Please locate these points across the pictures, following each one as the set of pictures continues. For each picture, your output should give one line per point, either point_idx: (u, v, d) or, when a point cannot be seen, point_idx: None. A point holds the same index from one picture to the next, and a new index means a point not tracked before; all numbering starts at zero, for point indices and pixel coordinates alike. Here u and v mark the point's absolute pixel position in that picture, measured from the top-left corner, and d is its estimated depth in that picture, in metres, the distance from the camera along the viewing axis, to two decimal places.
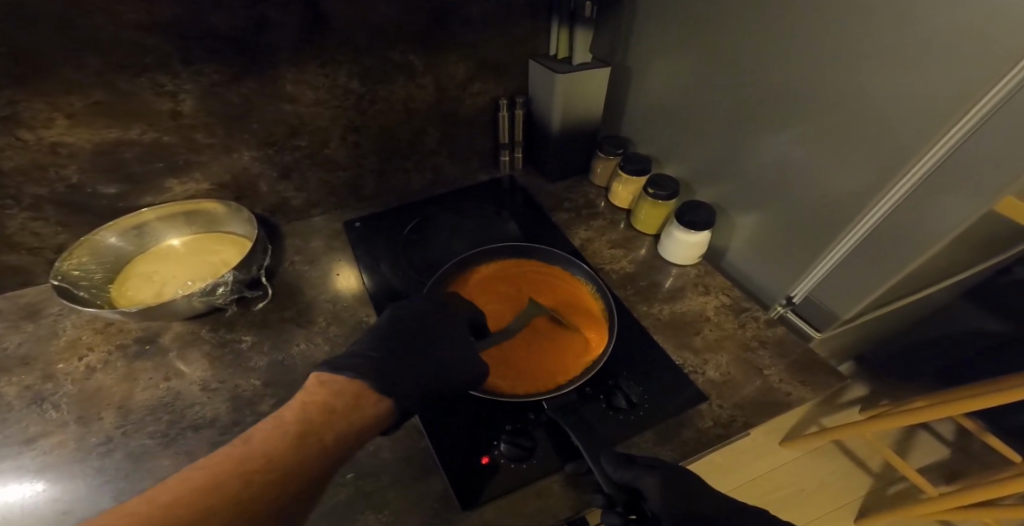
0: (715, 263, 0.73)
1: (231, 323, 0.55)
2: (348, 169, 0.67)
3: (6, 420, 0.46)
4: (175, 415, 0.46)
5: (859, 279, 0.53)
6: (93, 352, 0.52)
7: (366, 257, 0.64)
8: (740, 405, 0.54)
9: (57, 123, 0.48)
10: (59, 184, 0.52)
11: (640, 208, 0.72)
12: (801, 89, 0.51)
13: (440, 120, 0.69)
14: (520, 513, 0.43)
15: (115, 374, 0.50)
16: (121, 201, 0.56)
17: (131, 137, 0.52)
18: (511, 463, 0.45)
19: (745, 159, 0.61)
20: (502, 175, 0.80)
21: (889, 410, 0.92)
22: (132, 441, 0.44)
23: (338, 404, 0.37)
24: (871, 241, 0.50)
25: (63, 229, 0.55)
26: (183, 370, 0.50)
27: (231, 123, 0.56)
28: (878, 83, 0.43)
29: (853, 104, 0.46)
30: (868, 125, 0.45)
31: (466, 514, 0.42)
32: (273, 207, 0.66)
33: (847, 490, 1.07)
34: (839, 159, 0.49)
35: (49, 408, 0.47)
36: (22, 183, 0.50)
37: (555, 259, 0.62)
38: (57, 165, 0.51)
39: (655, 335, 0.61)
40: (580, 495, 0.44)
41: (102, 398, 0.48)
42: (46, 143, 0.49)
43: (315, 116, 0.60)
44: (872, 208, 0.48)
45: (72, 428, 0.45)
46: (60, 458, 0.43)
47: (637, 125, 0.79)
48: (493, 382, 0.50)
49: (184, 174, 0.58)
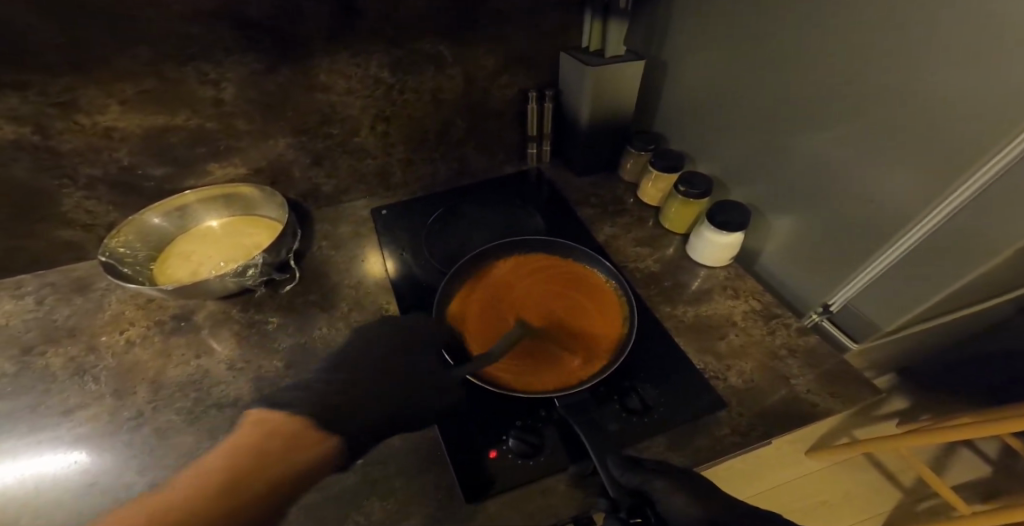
0: (748, 268, 0.72)
1: (259, 304, 0.57)
2: (377, 158, 0.68)
3: (51, 389, 0.49)
4: (202, 392, 0.49)
5: (903, 290, 0.50)
6: (133, 327, 0.55)
7: (392, 245, 0.65)
8: (762, 413, 0.52)
9: (110, 109, 0.51)
10: (111, 166, 0.55)
11: (670, 206, 0.71)
12: (847, 88, 0.48)
13: (468, 111, 0.69)
14: (523, 509, 0.43)
15: (151, 349, 0.53)
16: (166, 184, 0.59)
17: (176, 123, 0.55)
18: (519, 458, 0.46)
19: (785, 158, 0.59)
20: (529, 167, 0.80)
21: (925, 428, 0.88)
22: (160, 416, 0.47)
23: (271, 447, 0.39)
24: (919, 251, 0.47)
25: (114, 208, 0.59)
26: (214, 348, 0.53)
27: (269, 111, 0.58)
28: (930, 84, 0.41)
29: (907, 107, 0.43)
30: (919, 129, 0.43)
31: (471, 505, 0.43)
32: (305, 193, 0.68)
33: (872, 507, 1.03)
34: (888, 164, 0.47)
35: (89, 380, 0.50)
36: (77, 163, 0.53)
37: (578, 254, 0.62)
38: (109, 149, 0.54)
39: (676, 337, 0.60)
40: (585, 496, 0.44)
41: (138, 372, 0.51)
42: (100, 127, 0.52)
43: (348, 105, 0.61)
44: (922, 218, 0.45)
45: (108, 400, 0.48)
46: (94, 431, 0.46)
47: (671, 120, 0.77)
48: (499, 374, 0.50)
49: (224, 159, 0.60)
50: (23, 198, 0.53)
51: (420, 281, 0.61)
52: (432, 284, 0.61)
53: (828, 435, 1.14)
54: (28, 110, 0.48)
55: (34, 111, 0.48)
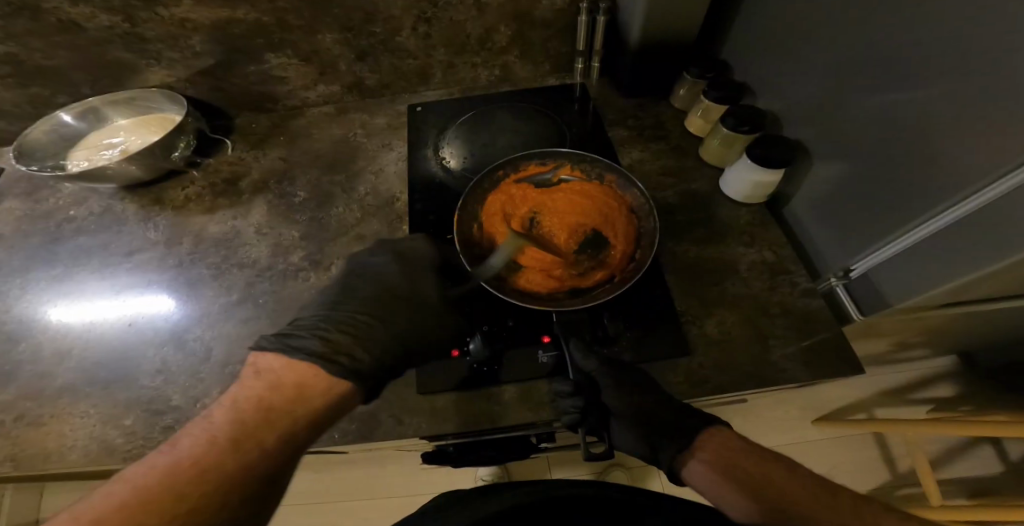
0: (781, 220, 0.68)
1: (293, 179, 0.70)
2: (417, 58, 0.74)
3: (124, 230, 0.66)
4: (230, 251, 0.64)
5: (926, 269, 0.47)
6: (193, 185, 0.70)
7: (436, 138, 0.74)
8: (721, 367, 0.55)
9: (183, 2, 0.60)
10: (186, 51, 0.66)
11: (710, 139, 0.68)
12: (921, 39, 0.42)
13: (512, 18, 0.70)
14: (471, 403, 0.54)
15: (201, 207, 0.68)
16: (232, 72, 0.70)
17: (238, 16, 0.63)
18: (475, 364, 0.56)
19: (845, 108, 0.53)
20: (575, 82, 0.79)
21: (958, 419, 0.83)
22: (194, 267, 0.63)
23: (278, 397, 0.41)
24: (948, 234, 0.44)
25: (190, 85, 0.71)
26: (248, 215, 0.67)
27: (316, 8, 0.64)
28: (1006, 51, 0.35)
29: (977, 70, 0.37)
30: (984, 101, 0.37)
31: (421, 395, 0.55)
32: (350, 84, 0.76)
33: (860, 483, 1.06)
34: (944, 133, 0.42)
35: (150, 227, 0.66)
36: (161, 48, 0.65)
37: (612, 173, 0.65)
38: (184, 37, 0.64)
39: (669, 273, 0.62)
40: (526, 404, 0.54)
41: (185, 228, 0.66)
42: (176, 19, 0.62)
43: (390, 4, 0.65)
44: (961, 200, 0.41)
45: (160, 247, 0.65)
46: (149, 268, 0.63)
47: (739, 43, 0.70)
48: (508, 272, 0.59)
49: (279, 51, 0.68)
50: (128, 77, 0.68)
51: (438, 178, 0.69)
52: (455, 182, 0.69)
53: (841, 409, 1.13)
54: (117, 3, 0.59)
55: (123, 3, 0.59)
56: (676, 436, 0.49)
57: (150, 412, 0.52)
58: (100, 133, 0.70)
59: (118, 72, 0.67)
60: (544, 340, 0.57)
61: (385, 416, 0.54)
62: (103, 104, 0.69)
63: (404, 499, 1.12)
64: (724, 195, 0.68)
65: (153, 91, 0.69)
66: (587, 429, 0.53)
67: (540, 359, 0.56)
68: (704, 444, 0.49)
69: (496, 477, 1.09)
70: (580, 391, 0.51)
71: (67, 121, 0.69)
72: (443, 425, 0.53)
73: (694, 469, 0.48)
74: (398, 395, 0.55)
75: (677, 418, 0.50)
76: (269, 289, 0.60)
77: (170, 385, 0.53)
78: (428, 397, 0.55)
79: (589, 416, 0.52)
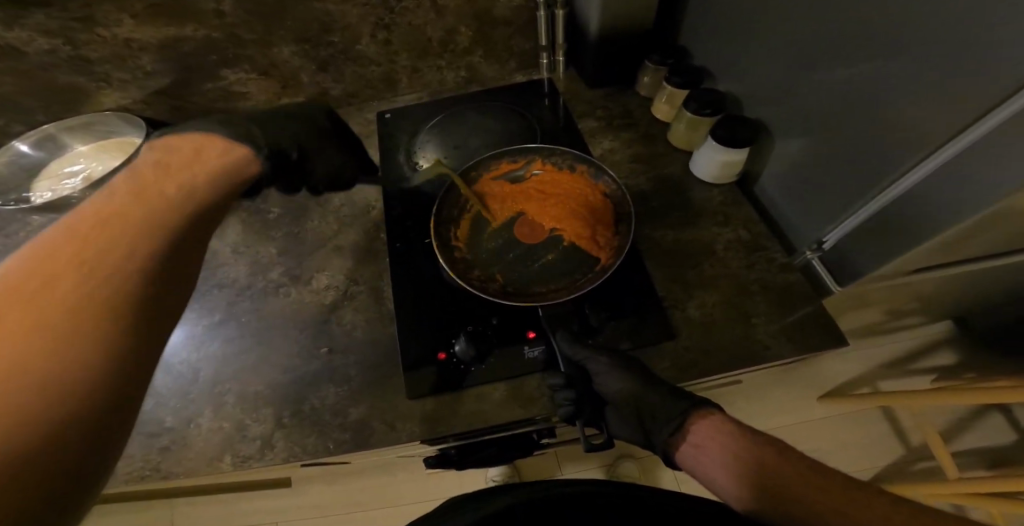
0: (757, 201, 0.67)
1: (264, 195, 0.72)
2: (380, 65, 0.74)
3: None
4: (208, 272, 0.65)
5: (891, 235, 0.47)
6: None
7: (407, 143, 0.74)
8: (707, 349, 0.54)
9: (126, 22, 0.61)
10: (138, 71, 0.67)
11: (676, 122, 0.67)
12: (854, 22, 0.43)
13: (471, 17, 0.70)
14: (455, 406, 0.53)
15: None
16: (191, 89, 0.71)
17: (188, 33, 0.63)
18: (460, 364, 0.55)
19: (796, 89, 0.54)
20: (541, 78, 0.79)
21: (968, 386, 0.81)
22: None
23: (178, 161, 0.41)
24: (904, 202, 0.44)
25: (148, 107, 0.72)
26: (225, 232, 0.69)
27: (269, 19, 0.64)
28: (925, 23, 0.36)
29: (924, 39, 0.37)
30: (914, 76, 0.39)
31: (408, 401, 0.54)
32: (315, 96, 0.76)
33: (873, 458, 1.04)
34: (893, 106, 0.42)
35: None
36: (111, 70, 0.66)
37: (583, 162, 0.65)
38: (134, 57, 0.65)
39: (648, 259, 0.61)
40: (513, 402, 0.53)
41: None
42: (121, 39, 0.62)
43: (346, 13, 0.65)
44: (914, 169, 0.42)
45: None
46: None
47: (696, 27, 0.70)
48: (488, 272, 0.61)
49: (235, 65, 0.69)
50: (82, 101, 0.69)
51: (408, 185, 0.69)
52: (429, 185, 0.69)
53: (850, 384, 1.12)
54: (57, 25, 0.59)
55: (63, 26, 0.59)
56: (667, 420, 0.47)
57: (143, 435, 0.53)
58: (60, 161, 0.70)
59: (73, 97, 0.68)
60: (530, 335, 0.56)
61: (376, 424, 0.53)
62: (61, 130, 0.70)
63: (418, 506, 1.10)
64: (697, 178, 0.67)
65: (108, 114, 0.69)
66: (584, 421, 0.52)
67: (529, 354, 0.55)
68: (698, 429, 0.46)
69: (504, 477, 1.08)
70: (571, 383, 0.51)
71: (26, 151, 0.69)
72: (430, 428, 0.52)
73: (690, 455, 0.45)
74: (384, 402, 0.54)
75: (670, 399, 0.48)
76: (251, 307, 0.62)
77: (159, 408, 0.55)
78: (417, 400, 0.54)
79: (583, 408, 0.51)
